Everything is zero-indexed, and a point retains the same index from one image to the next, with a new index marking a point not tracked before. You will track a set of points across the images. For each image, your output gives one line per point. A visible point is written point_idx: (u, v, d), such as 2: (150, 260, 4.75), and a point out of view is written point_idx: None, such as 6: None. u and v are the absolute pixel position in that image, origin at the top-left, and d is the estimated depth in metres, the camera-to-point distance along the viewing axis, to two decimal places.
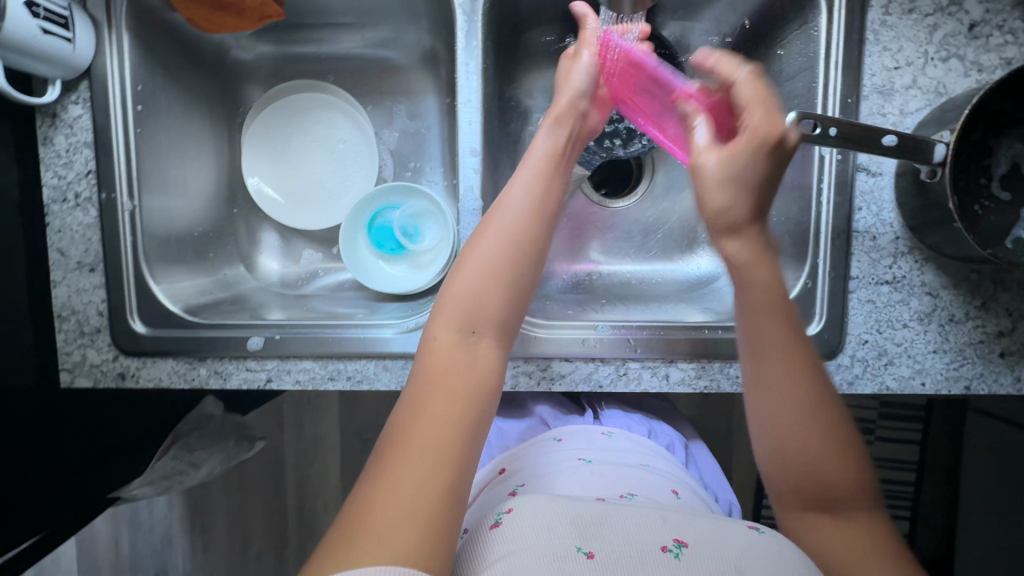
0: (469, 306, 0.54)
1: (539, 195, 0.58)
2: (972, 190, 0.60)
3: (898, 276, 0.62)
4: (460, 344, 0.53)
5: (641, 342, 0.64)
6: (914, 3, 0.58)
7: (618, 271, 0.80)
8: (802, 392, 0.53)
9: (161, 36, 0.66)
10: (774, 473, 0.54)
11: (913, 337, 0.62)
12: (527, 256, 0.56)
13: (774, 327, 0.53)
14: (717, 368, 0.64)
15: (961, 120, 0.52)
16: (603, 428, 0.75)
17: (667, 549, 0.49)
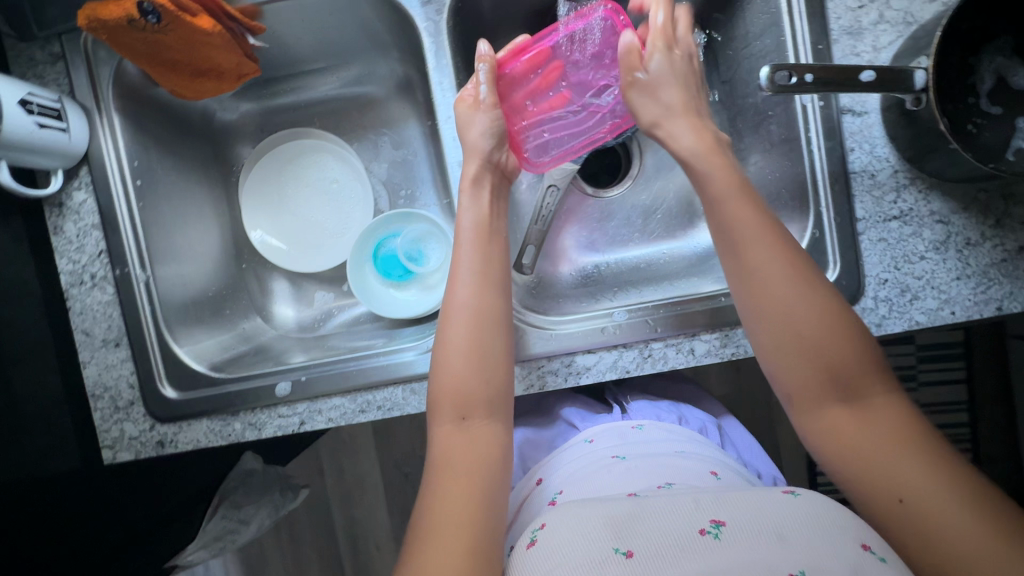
0: (453, 402, 0.56)
1: (478, 286, 0.59)
2: (960, 111, 0.60)
3: (905, 210, 0.61)
4: (456, 434, 0.55)
5: (660, 321, 0.64)
6: None
7: (619, 261, 0.80)
8: (782, 268, 0.52)
9: (149, 112, 0.69)
10: (781, 364, 0.53)
11: (932, 268, 0.61)
12: (488, 340, 0.57)
13: (747, 210, 0.54)
14: (741, 334, 0.62)
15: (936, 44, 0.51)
16: (632, 421, 0.73)
17: (705, 531, 0.48)
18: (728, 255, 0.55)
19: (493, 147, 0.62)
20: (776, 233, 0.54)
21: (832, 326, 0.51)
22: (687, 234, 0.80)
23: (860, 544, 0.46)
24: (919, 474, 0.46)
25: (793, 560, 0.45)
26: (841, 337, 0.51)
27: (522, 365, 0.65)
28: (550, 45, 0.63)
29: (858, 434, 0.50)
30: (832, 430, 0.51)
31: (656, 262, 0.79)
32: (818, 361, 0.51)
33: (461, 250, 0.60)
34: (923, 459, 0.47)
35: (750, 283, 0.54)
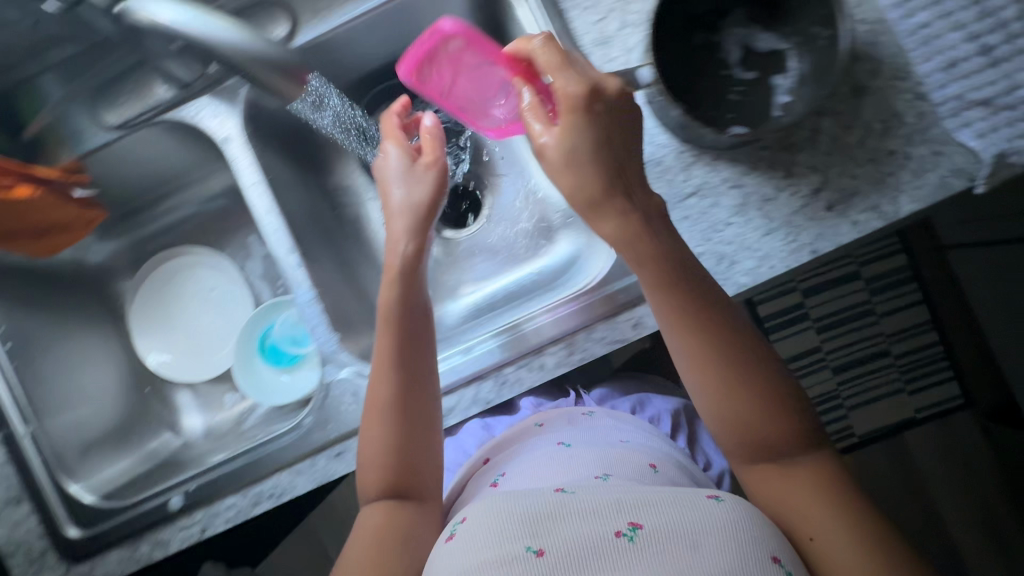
0: (385, 420, 0.59)
1: (405, 305, 0.62)
2: (718, 86, 0.64)
3: (699, 185, 0.64)
4: (384, 458, 0.59)
5: (504, 346, 0.66)
6: None
7: (485, 293, 0.85)
8: (703, 342, 0.53)
9: (11, 277, 0.75)
10: (713, 417, 0.54)
11: (740, 232, 0.64)
12: (416, 364, 0.61)
13: (665, 299, 0.53)
14: (582, 339, 0.65)
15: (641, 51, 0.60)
16: (584, 408, 0.76)
17: (621, 534, 0.48)
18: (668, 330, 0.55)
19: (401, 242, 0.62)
20: (692, 296, 0.54)
21: (749, 407, 0.52)
22: (545, 251, 0.84)
23: (769, 556, 0.47)
24: (834, 525, 0.49)
25: (697, 566, 0.45)
26: (767, 413, 0.52)
27: None
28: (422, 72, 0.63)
29: (785, 493, 0.52)
30: (763, 487, 0.53)
31: (518, 287, 0.83)
32: (743, 428, 0.53)
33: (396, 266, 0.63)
34: (840, 511, 0.49)
35: (681, 344, 0.54)
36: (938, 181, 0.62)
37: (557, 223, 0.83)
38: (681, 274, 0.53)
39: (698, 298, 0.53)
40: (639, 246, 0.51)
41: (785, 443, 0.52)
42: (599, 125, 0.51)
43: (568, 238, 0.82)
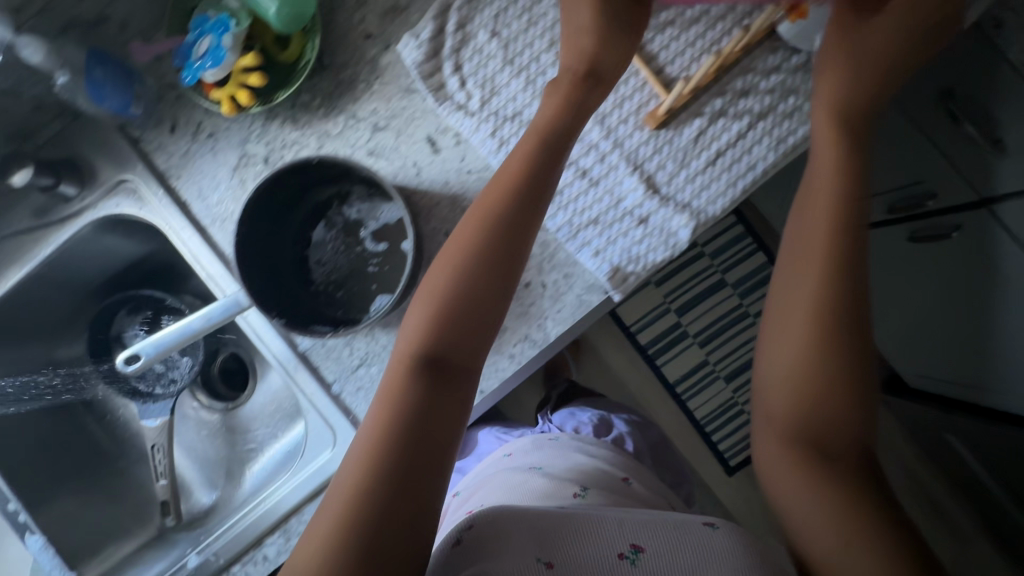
0: (386, 415, 0.49)
1: (488, 250, 0.55)
2: (356, 262, 0.68)
3: (364, 355, 0.68)
4: (363, 461, 0.47)
5: (223, 549, 0.70)
6: (216, 179, 0.70)
7: (257, 473, 0.88)
8: (815, 296, 0.55)
9: None
10: (776, 357, 0.57)
11: None
12: (460, 351, 0.53)
13: (829, 212, 0.57)
14: (294, 523, 0.69)
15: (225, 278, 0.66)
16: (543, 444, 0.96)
17: (624, 556, 0.55)
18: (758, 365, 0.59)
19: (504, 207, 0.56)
20: (817, 283, 0.56)
21: (845, 362, 0.54)
22: (289, 431, 0.88)
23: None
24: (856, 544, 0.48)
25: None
26: (831, 391, 0.54)
27: None
28: None
29: (795, 495, 0.53)
30: (775, 491, 0.55)
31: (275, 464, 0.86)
32: (807, 396, 0.54)
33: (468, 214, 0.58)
34: (862, 533, 0.49)
35: (784, 291, 0.58)
36: (574, 301, 0.67)
37: (292, 414, 0.89)
38: (843, 246, 0.56)
39: (850, 241, 0.56)
40: (811, 196, 0.59)
41: (814, 419, 0.54)
42: (540, 138, 0.59)
43: (295, 427, 0.88)
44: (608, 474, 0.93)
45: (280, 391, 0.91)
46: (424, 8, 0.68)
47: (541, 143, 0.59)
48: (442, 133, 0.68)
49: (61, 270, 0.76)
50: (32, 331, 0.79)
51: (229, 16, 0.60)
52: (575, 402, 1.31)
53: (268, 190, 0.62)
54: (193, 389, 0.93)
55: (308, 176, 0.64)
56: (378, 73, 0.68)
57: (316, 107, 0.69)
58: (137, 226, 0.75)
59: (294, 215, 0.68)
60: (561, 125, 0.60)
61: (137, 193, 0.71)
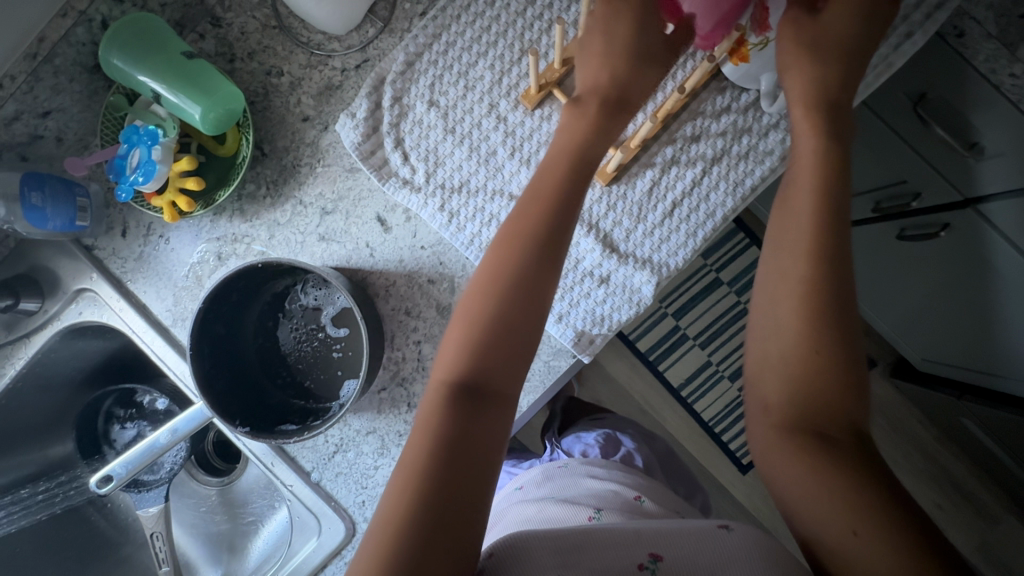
0: (443, 413, 0.44)
1: (530, 281, 0.48)
2: (321, 349, 0.68)
3: (339, 441, 0.68)
4: (408, 482, 0.42)
5: None
6: (173, 279, 0.69)
7: (252, 554, 0.87)
8: (804, 279, 0.48)
9: None
10: (771, 317, 0.50)
11: (389, 471, 0.67)
12: (500, 380, 0.47)
13: (808, 148, 0.52)
14: None
15: (204, 340, 0.61)
16: (559, 461, 0.80)
17: (644, 566, 0.50)
18: (753, 334, 0.52)
19: (569, 172, 0.52)
20: (805, 229, 0.50)
21: (845, 356, 0.47)
22: (280, 509, 0.86)
23: None
24: (869, 533, 0.41)
25: None
26: (828, 376, 0.47)
27: None
28: None
29: (799, 492, 0.45)
30: (780, 489, 0.47)
31: (267, 547, 0.84)
32: (796, 361, 0.48)
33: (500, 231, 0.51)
34: (878, 521, 0.41)
35: (778, 242, 0.52)
36: (543, 366, 0.65)
37: (273, 500, 0.88)
38: (834, 196, 0.50)
39: (837, 182, 0.50)
40: (795, 171, 0.53)
41: (823, 418, 0.46)
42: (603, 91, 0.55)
43: (275, 513, 0.86)
44: (617, 494, 0.70)
45: (257, 479, 0.91)
46: (358, 85, 0.67)
47: (567, 169, 0.53)
48: (390, 211, 0.67)
49: (34, 381, 0.76)
50: (18, 438, 0.78)
51: (156, 127, 0.61)
52: (577, 421, 1.00)
53: (223, 292, 0.61)
54: (190, 466, 0.94)
55: (259, 274, 0.64)
56: (320, 154, 0.67)
57: (262, 196, 0.68)
58: (104, 330, 0.75)
59: (252, 309, 0.68)
60: (588, 151, 0.53)
61: (98, 302, 0.71)
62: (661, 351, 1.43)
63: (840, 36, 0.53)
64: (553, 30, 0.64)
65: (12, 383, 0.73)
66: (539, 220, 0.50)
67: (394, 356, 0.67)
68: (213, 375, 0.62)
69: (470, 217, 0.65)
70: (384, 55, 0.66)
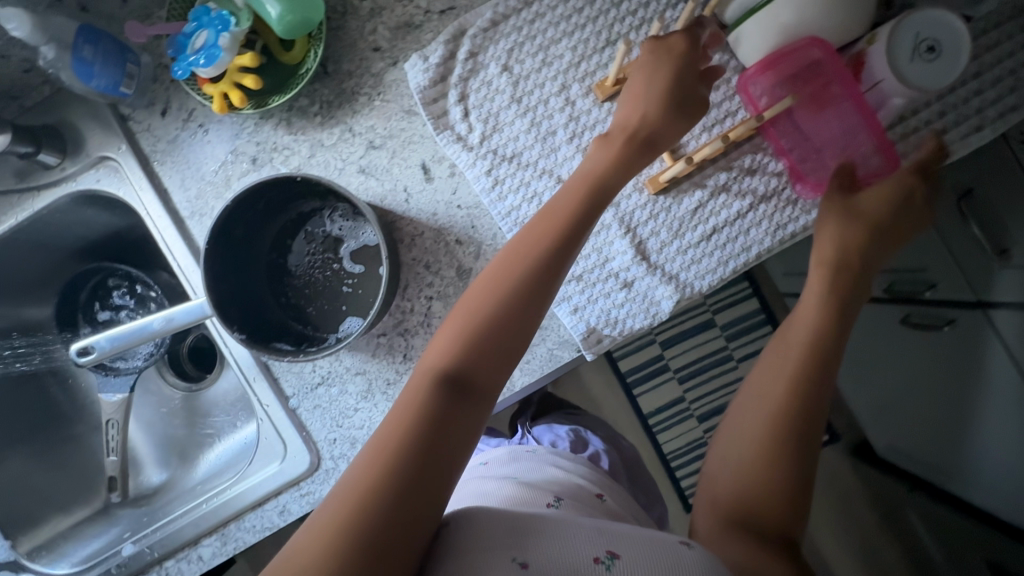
0: (423, 401, 0.44)
1: (532, 291, 0.48)
2: (331, 279, 0.67)
3: (325, 375, 0.67)
4: (375, 464, 0.41)
5: (156, 545, 0.69)
6: (202, 169, 0.68)
7: (203, 463, 0.87)
8: (766, 418, 0.54)
9: None
10: (739, 421, 0.57)
11: (368, 416, 0.67)
12: (485, 376, 0.46)
13: (814, 283, 0.59)
14: (233, 530, 0.68)
15: (220, 233, 0.59)
16: (528, 446, 0.80)
17: (599, 560, 0.48)
18: (719, 439, 0.58)
19: (611, 175, 0.54)
20: (793, 354, 0.56)
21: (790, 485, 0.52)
22: (243, 426, 0.86)
23: None
24: None
25: None
26: (772, 488, 0.52)
27: None
28: (823, 68, 0.57)
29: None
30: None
31: (221, 460, 0.84)
32: (756, 458, 0.53)
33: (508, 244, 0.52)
34: None
35: (765, 363, 0.58)
36: (545, 353, 0.65)
37: (240, 415, 0.88)
38: (827, 335, 0.56)
39: (830, 329, 0.57)
40: (798, 308, 0.59)
41: (752, 516, 0.51)
42: (653, 108, 0.56)
43: (240, 430, 0.86)
44: (581, 488, 0.70)
45: (226, 392, 0.90)
46: (437, 30, 0.66)
47: (586, 197, 0.53)
48: (436, 162, 0.66)
49: (31, 236, 0.74)
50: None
51: (230, 15, 0.59)
52: (551, 414, 1.00)
53: (252, 194, 0.60)
54: (160, 367, 0.92)
55: (285, 188, 0.63)
56: (381, 88, 0.66)
57: (313, 113, 0.67)
58: (114, 205, 0.73)
59: (274, 223, 0.67)
60: (613, 179, 0.54)
61: (117, 175, 0.69)
62: (642, 374, 1.45)
63: (874, 219, 0.58)
64: (643, 28, 0.63)
65: (10, 231, 0.72)
66: (549, 229, 0.51)
67: (402, 306, 0.66)
68: (221, 272, 0.60)
69: (513, 190, 0.65)
70: (471, 9, 0.65)
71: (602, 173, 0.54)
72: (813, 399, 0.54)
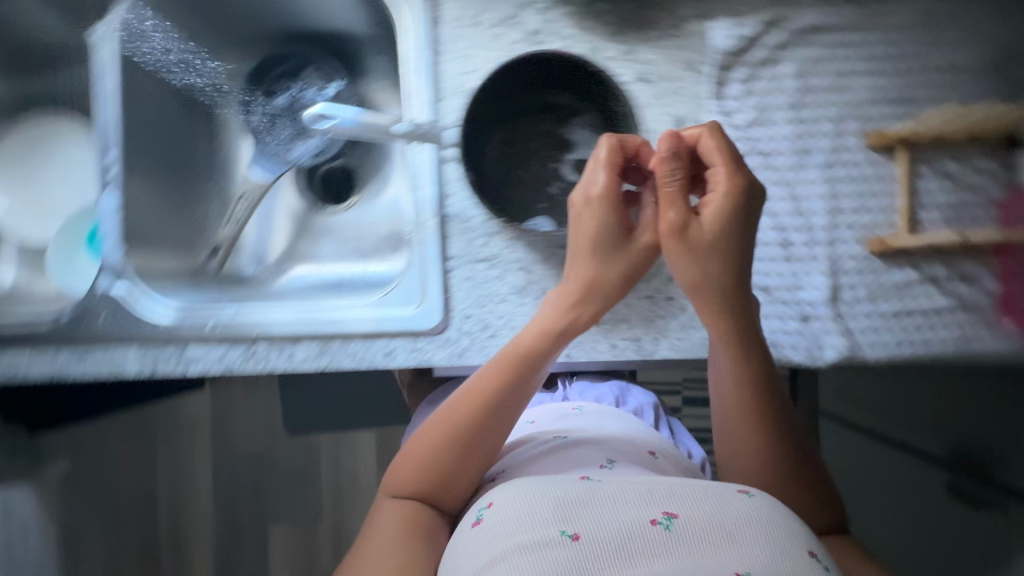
0: (446, 440, 0.63)
1: (495, 387, 0.63)
2: (546, 176, 0.74)
3: (493, 255, 0.67)
4: (428, 472, 0.63)
5: (259, 325, 0.68)
6: (480, 15, 0.68)
7: (304, 274, 0.83)
8: (760, 452, 0.62)
9: None
10: (739, 446, 0.63)
11: (511, 310, 0.67)
12: (492, 435, 0.64)
13: (735, 367, 0.62)
14: (336, 346, 0.68)
15: (500, 70, 0.69)
16: (573, 403, 0.82)
17: (656, 522, 0.50)
18: (725, 464, 0.65)
19: (680, 223, 0.58)
20: (767, 400, 0.63)
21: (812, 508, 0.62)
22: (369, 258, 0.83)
23: (807, 551, 0.49)
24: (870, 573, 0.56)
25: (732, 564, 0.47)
26: (818, 508, 0.61)
27: (140, 346, 0.69)
28: None
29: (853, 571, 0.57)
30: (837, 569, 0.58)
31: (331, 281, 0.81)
32: (790, 479, 0.62)
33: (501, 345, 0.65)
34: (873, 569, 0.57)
35: (724, 401, 0.64)
36: None
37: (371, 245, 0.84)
38: (761, 392, 0.62)
39: (765, 372, 0.63)
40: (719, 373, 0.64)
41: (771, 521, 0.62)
42: (721, 202, 0.58)
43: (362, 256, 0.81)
44: (633, 447, 0.71)
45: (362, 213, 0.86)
46: (758, 8, 0.66)
47: (626, 279, 0.63)
48: (692, 121, 0.67)
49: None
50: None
51: None
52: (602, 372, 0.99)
53: (539, 57, 0.69)
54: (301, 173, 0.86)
55: (557, 70, 0.72)
56: (680, 29, 0.66)
57: (608, 20, 0.67)
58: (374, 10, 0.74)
59: (522, 99, 0.75)
60: (710, 269, 0.59)
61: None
62: None
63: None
64: (944, 105, 0.64)
65: None
66: (562, 329, 0.63)
67: None
68: (480, 106, 0.71)
69: None
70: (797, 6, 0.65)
71: (648, 247, 0.62)
72: (777, 419, 0.63)
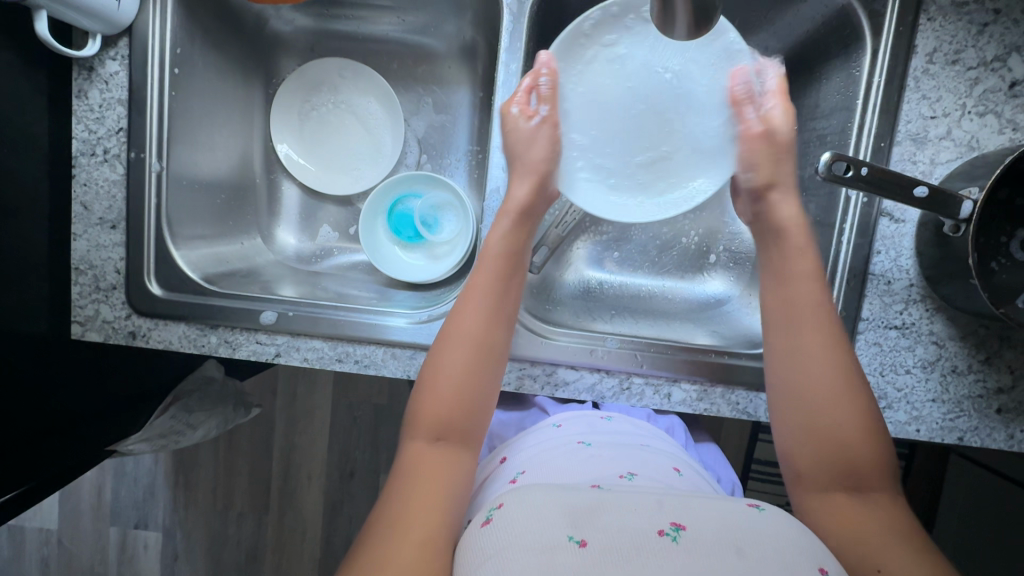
0: (461, 359, 0.57)
1: (488, 337, 0.58)
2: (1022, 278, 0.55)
3: (907, 323, 0.62)
4: (436, 425, 0.56)
5: (647, 359, 0.64)
6: (958, 54, 0.58)
7: (631, 282, 0.80)
8: (881, 524, 0.50)
9: (209, 15, 0.68)
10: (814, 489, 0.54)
11: (914, 385, 0.63)
12: (445, 375, 0.57)
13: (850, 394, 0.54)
14: (719, 393, 0.64)
15: (993, 178, 0.50)
16: (602, 411, 0.71)
17: (664, 533, 0.46)
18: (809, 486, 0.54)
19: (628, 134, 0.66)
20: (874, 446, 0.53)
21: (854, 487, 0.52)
22: (696, 279, 0.80)
23: (815, 567, 0.45)
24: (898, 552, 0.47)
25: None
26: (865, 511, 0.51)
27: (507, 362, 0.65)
28: None
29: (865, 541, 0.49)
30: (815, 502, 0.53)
31: (666, 295, 0.80)
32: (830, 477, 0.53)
33: (468, 323, 0.58)
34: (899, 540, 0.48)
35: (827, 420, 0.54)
36: None
37: (739, 268, 0.79)
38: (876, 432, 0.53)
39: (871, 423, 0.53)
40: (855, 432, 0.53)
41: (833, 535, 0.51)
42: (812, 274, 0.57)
43: (729, 287, 0.79)
44: (656, 462, 0.62)
45: (714, 220, 0.81)
46: None
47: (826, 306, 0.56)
48: None
49: None
50: None
51: None
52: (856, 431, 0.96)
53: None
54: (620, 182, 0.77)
55: None
56: None
57: None
58: (807, 33, 0.66)
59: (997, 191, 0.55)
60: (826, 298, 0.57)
61: (868, 28, 0.59)
62: None
63: None
64: None
65: None
66: (501, 249, 0.61)
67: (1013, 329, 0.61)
68: (990, 191, 0.51)
69: None
70: None
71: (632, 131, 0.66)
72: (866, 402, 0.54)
